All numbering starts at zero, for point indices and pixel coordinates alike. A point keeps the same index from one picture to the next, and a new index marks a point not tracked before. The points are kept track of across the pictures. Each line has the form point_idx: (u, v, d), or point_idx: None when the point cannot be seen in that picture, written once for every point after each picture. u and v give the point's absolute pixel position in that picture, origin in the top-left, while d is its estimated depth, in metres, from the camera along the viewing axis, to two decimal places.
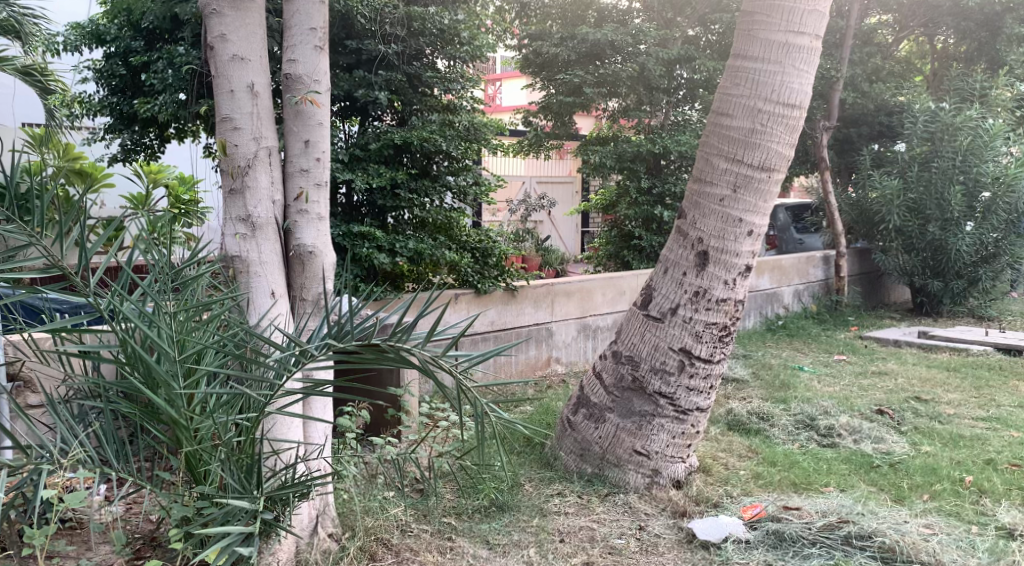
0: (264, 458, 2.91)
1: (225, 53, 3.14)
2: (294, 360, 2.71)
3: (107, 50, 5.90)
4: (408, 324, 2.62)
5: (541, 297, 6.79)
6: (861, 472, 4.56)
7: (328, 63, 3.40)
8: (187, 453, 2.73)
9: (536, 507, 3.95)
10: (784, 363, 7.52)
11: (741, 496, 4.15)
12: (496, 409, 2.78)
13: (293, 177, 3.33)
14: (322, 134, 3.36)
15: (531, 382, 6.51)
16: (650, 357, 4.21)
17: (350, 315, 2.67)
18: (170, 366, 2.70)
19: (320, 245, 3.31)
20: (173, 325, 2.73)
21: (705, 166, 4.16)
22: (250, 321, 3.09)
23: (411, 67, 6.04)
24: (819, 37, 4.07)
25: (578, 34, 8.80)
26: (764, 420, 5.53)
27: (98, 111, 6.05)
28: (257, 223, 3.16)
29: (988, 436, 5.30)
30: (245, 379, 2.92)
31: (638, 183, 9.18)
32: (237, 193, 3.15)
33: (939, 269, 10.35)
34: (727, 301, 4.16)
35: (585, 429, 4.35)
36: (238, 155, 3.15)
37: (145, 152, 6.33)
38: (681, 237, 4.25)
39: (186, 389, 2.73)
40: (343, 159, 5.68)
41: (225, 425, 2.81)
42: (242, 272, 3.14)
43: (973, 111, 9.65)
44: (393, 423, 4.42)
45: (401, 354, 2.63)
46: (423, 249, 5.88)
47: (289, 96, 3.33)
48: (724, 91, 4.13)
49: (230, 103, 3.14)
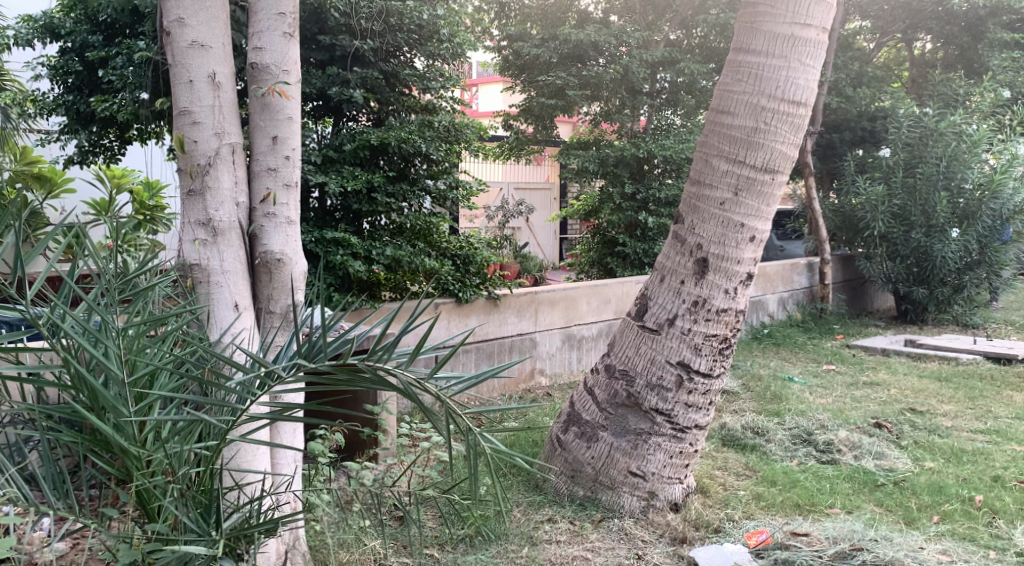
0: (225, 491, 2.58)
1: (183, 39, 2.81)
2: (259, 384, 2.40)
3: (62, 45, 5.53)
4: (391, 342, 2.25)
5: (525, 306, 6.51)
6: (865, 492, 4.31)
7: (298, 52, 3.10)
8: (138, 489, 2.40)
9: (525, 535, 3.65)
10: (774, 373, 7.28)
11: (743, 520, 3.89)
12: (491, 440, 2.35)
13: (260, 177, 3.01)
14: (291, 130, 3.05)
15: (515, 396, 6.25)
16: (646, 371, 3.95)
17: (323, 330, 2.30)
18: (119, 390, 2.39)
19: (289, 252, 3.00)
20: (121, 343, 2.40)
21: (704, 168, 3.91)
22: (210, 337, 2.76)
23: (388, 65, 5.75)
24: (827, 30, 3.84)
25: (561, 34, 8.55)
26: (759, 435, 5.29)
27: (53, 110, 5.67)
28: (219, 227, 2.84)
29: (991, 450, 5.09)
30: (205, 404, 2.59)
31: (622, 188, 8.93)
32: (196, 194, 2.83)
33: (924, 277, 10.21)
34: (727, 312, 3.91)
35: (576, 449, 4.08)
36: (197, 153, 2.83)
37: (104, 154, 5.97)
38: (679, 243, 3.98)
39: (137, 415, 2.41)
40: (316, 161, 5.35)
41: (181, 456, 2.49)
42: (202, 281, 2.80)
43: (957, 116, 9.54)
44: (370, 444, 4.13)
45: (378, 374, 2.26)
46: (401, 256, 5.62)
47: (255, 88, 3.03)
48: (725, 87, 3.89)
49: (189, 94, 2.82)
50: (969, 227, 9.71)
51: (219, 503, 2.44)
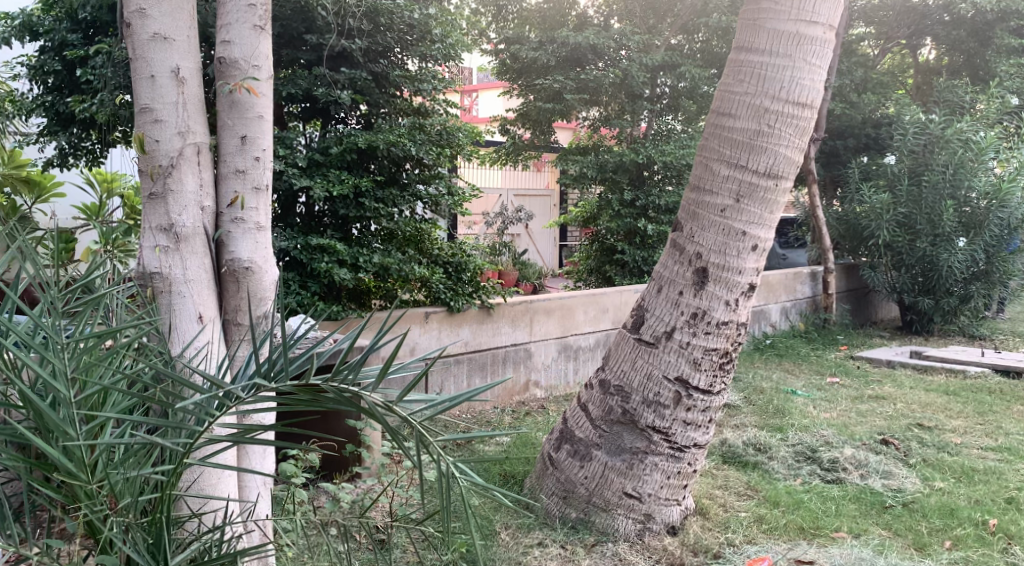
0: (182, 520, 2.36)
1: (144, 31, 2.62)
2: (217, 404, 2.19)
3: (41, 44, 5.34)
4: (355, 361, 2.02)
5: (519, 316, 6.32)
6: (873, 514, 4.10)
7: (270, 46, 2.92)
8: (88, 518, 2.18)
9: (511, 560, 3.45)
10: (777, 386, 7.06)
11: (744, 544, 3.69)
12: (467, 472, 2.07)
13: (227, 180, 2.83)
14: (262, 129, 2.87)
15: (508, 408, 6.07)
16: (642, 387, 3.75)
17: (284, 346, 2.05)
18: (68, 411, 2.17)
19: (258, 259, 2.82)
20: (69, 360, 2.17)
21: (704, 173, 3.72)
22: (171, 352, 2.55)
23: (377, 66, 5.55)
24: (833, 28, 3.65)
25: (559, 37, 8.37)
26: (762, 451, 5.08)
27: (32, 111, 5.47)
28: (181, 233, 2.64)
29: (1004, 469, 4.88)
30: (162, 427, 2.37)
31: (621, 195, 8.77)
32: (158, 198, 2.63)
33: (929, 287, 10.00)
34: (728, 325, 3.71)
35: (569, 468, 3.88)
36: (159, 153, 2.64)
37: (86, 157, 5.74)
38: (677, 252, 3.79)
39: (87, 437, 2.19)
40: (301, 164, 5.15)
41: (136, 482, 2.27)
42: (163, 291, 2.59)
43: (964, 123, 9.33)
44: (354, 461, 3.99)
45: (343, 395, 2.03)
46: (389, 263, 5.43)
47: (222, 83, 2.84)
48: (726, 88, 3.70)
49: (151, 90, 2.63)
50: (976, 236, 9.51)
51: (171, 533, 2.22)
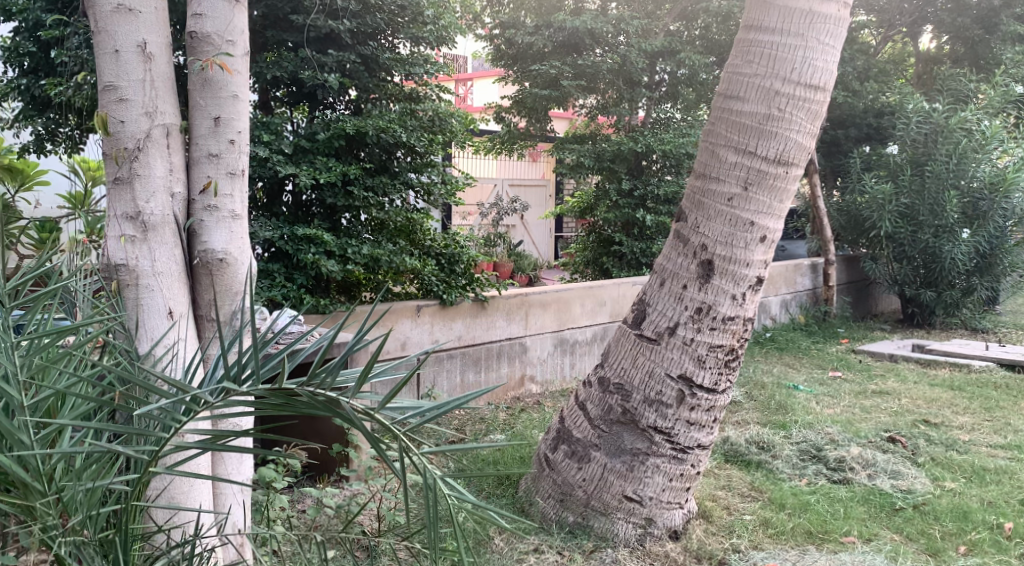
0: (147, 534, 2.16)
1: (107, 2, 2.42)
2: (184, 410, 1.98)
3: (15, 23, 5.11)
4: (334, 362, 1.81)
5: (514, 309, 6.12)
6: (883, 517, 3.93)
7: (246, 21, 2.72)
8: (40, 536, 1.96)
9: None
10: (778, 381, 6.89)
11: (750, 550, 3.52)
12: (457, 489, 1.88)
13: (199, 164, 2.64)
14: (237, 110, 2.67)
15: (502, 405, 5.88)
16: (643, 385, 3.56)
17: (253, 348, 1.81)
18: (18, 419, 1.95)
19: (233, 250, 2.64)
20: (20, 362, 1.96)
21: (710, 159, 3.53)
22: (138, 349, 2.36)
23: (366, 48, 5.32)
24: (847, 6, 3.46)
25: (556, 22, 8.15)
26: (764, 450, 4.91)
27: (7, 94, 5.25)
28: (149, 222, 2.44)
29: (1015, 469, 4.70)
30: (126, 435, 2.16)
31: (619, 185, 8.60)
32: (123, 182, 2.44)
33: (931, 279, 9.84)
34: (734, 320, 3.53)
35: (566, 470, 3.70)
36: (123, 135, 2.44)
37: (65, 143, 5.56)
38: (681, 244, 3.60)
39: (39, 446, 1.97)
40: (287, 151, 4.94)
41: (95, 495, 2.06)
42: (128, 284, 2.39)
43: (968, 112, 9.15)
44: (340, 461, 3.82)
45: (317, 401, 1.83)
46: (379, 255, 5.22)
47: (193, 60, 2.64)
48: (733, 69, 3.50)
49: (114, 66, 2.43)
50: (979, 227, 9.34)
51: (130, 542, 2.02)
